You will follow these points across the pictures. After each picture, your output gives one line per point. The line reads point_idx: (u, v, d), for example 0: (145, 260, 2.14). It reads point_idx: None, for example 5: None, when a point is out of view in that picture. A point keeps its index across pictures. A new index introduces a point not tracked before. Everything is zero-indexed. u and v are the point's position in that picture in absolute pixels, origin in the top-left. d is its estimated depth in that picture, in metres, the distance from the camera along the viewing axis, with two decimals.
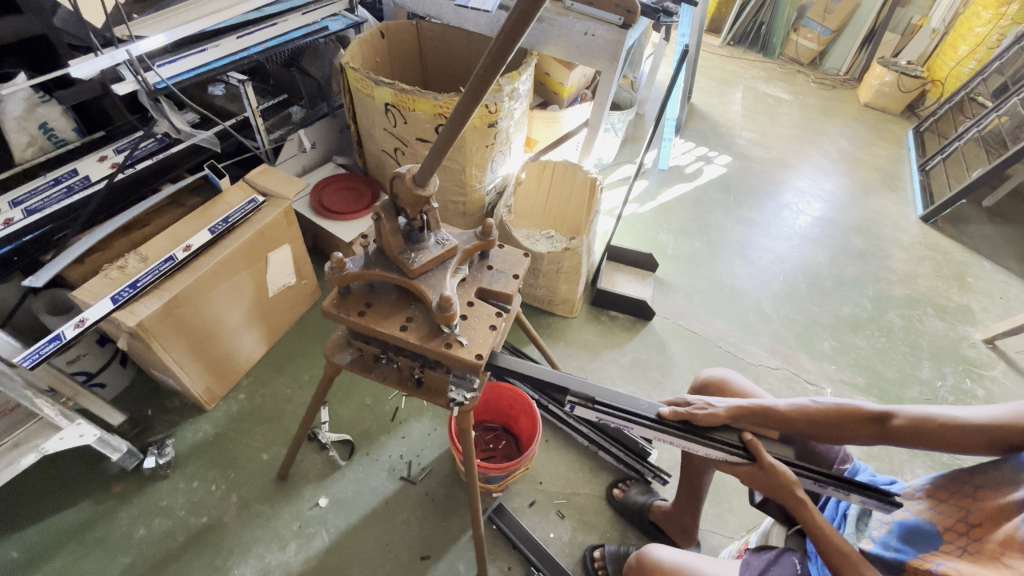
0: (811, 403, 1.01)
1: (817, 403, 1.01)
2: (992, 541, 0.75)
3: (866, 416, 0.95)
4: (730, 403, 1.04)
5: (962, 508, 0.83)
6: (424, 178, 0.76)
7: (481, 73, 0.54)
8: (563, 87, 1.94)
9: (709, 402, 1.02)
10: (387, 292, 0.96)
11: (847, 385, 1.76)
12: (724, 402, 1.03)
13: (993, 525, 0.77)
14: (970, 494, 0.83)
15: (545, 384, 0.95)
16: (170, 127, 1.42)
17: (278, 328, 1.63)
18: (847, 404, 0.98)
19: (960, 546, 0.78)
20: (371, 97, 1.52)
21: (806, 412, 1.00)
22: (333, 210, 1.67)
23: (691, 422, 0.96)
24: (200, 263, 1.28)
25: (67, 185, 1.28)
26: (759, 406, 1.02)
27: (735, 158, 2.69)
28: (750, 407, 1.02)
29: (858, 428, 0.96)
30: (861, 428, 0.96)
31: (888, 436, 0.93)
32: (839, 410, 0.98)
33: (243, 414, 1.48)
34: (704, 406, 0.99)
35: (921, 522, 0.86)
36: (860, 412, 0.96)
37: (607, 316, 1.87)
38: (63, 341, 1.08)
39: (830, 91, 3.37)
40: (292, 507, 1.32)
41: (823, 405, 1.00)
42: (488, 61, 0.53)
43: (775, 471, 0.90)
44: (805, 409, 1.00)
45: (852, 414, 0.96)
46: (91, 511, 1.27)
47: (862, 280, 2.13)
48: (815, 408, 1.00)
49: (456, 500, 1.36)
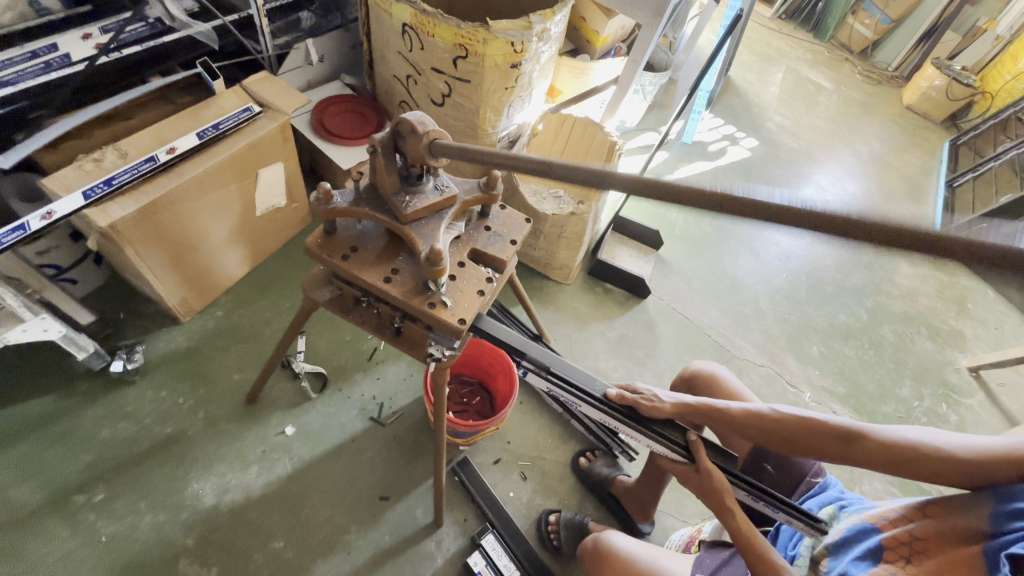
0: (768, 410, 0.98)
1: (776, 411, 0.97)
2: (941, 562, 0.74)
3: (834, 433, 0.91)
4: (682, 397, 1.01)
5: (910, 520, 0.81)
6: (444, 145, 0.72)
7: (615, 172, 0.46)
8: (598, 36, 1.79)
9: (659, 391, 1.01)
10: (376, 236, 0.90)
11: (827, 392, 1.76)
12: (675, 395, 1.01)
13: (944, 544, 0.76)
14: (918, 507, 0.82)
15: (505, 345, 0.99)
16: (164, 12, 1.32)
17: (263, 249, 1.56)
18: (815, 419, 0.94)
19: (903, 557, 0.78)
20: (389, 14, 1.39)
21: (764, 419, 0.97)
22: (334, 132, 1.57)
23: (635, 409, 0.98)
24: (184, 168, 1.20)
25: (45, 60, 1.17)
26: (710, 407, 0.99)
27: (763, 143, 2.57)
28: (700, 404, 1.00)
29: (821, 443, 0.92)
30: (825, 443, 0.92)
31: (855, 456, 0.90)
32: (799, 422, 0.95)
33: (219, 331, 1.44)
34: (652, 396, 0.99)
35: (870, 528, 0.85)
36: (825, 427, 0.92)
37: (602, 288, 1.83)
38: (29, 232, 1.02)
39: (874, 86, 3.19)
40: (259, 431, 1.31)
41: (781, 413, 0.97)
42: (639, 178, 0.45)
43: (709, 475, 0.93)
44: (762, 416, 0.97)
45: (820, 429, 0.92)
46: (55, 406, 1.26)
47: (864, 290, 2.09)
48: (773, 414, 0.97)
49: (423, 447, 1.37)
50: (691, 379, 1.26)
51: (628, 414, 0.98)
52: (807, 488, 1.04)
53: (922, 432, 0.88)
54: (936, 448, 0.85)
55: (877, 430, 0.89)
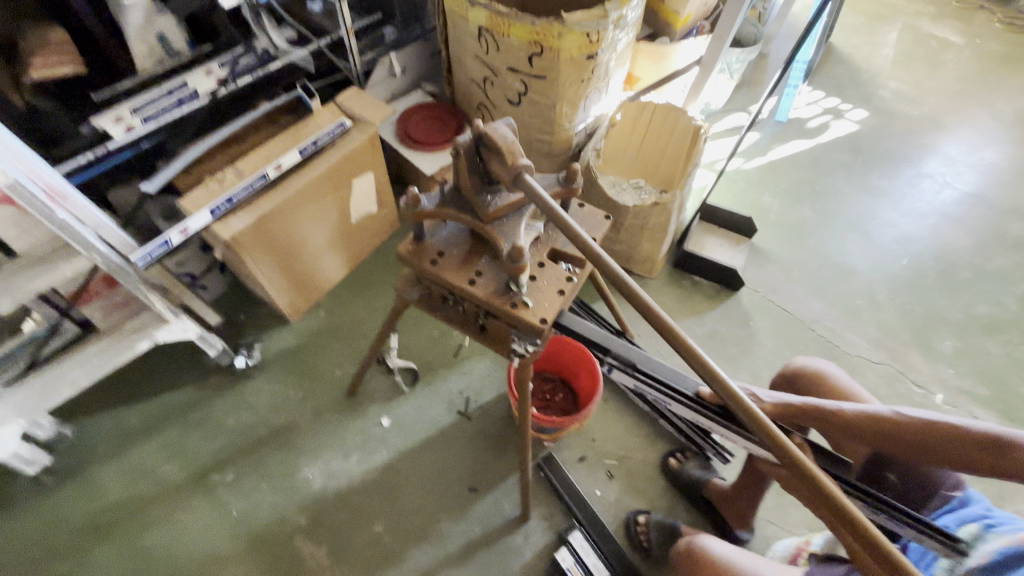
0: (893, 413, 0.90)
1: (901, 414, 0.89)
2: None
3: (980, 443, 0.82)
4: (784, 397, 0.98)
5: None
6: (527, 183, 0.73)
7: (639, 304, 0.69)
8: (677, 17, 1.71)
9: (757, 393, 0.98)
10: (460, 236, 0.93)
11: (964, 394, 1.53)
12: (774, 396, 0.98)
13: None
14: None
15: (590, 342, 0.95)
16: (269, 43, 1.48)
17: (357, 253, 1.68)
18: (954, 425, 0.85)
19: None
20: (465, 20, 1.42)
21: (888, 424, 0.90)
22: (417, 139, 1.64)
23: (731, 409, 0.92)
24: (289, 184, 1.32)
25: (176, 95, 1.34)
26: (817, 408, 0.94)
27: (874, 113, 2.28)
28: (806, 405, 0.95)
29: (965, 454, 0.83)
30: (969, 453, 0.83)
31: (1010, 470, 0.80)
32: (932, 427, 0.86)
33: (321, 330, 1.58)
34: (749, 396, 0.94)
35: None
36: (967, 436, 0.83)
37: (689, 281, 1.73)
38: (170, 247, 1.18)
39: (1021, 34, 2.70)
40: (358, 422, 1.42)
41: (908, 417, 0.88)
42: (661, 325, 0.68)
43: None
44: (885, 420, 0.90)
45: (961, 438, 0.84)
46: (193, 396, 1.45)
47: (1011, 276, 1.78)
48: (900, 419, 0.89)
49: (508, 442, 1.39)
50: (791, 378, 1.16)
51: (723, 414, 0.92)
52: (942, 502, 0.91)
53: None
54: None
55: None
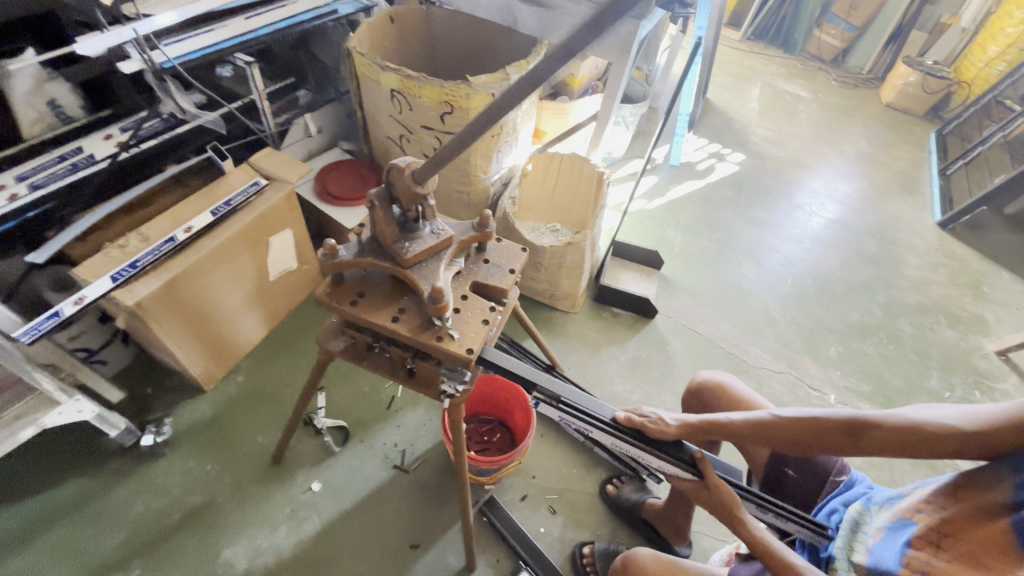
0: (772, 415, 0.96)
1: (777, 414, 0.96)
2: (969, 546, 0.74)
3: (839, 428, 0.90)
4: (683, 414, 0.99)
5: (939, 507, 0.80)
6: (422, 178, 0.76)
7: (529, 78, 0.51)
8: (574, 78, 1.91)
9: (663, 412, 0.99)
10: (380, 281, 0.95)
11: (851, 392, 1.73)
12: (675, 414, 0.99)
13: (971, 524, 0.76)
14: (947, 492, 0.81)
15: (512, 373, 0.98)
16: (175, 107, 1.45)
17: (278, 312, 1.63)
18: (818, 414, 0.92)
19: (933, 544, 0.77)
20: (377, 83, 1.50)
21: (764, 423, 0.96)
22: (336, 195, 1.66)
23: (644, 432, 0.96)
24: (202, 244, 1.29)
25: (72, 162, 1.29)
26: (710, 422, 0.98)
27: (749, 156, 2.64)
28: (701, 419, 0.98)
29: (828, 439, 0.91)
30: (832, 439, 0.91)
31: (864, 447, 0.89)
32: (803, 420, 0.93)
33: (241, 397, 1.49)
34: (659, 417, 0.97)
35: (904, 521, 0.83)
36: (830, 424, 0.91)
37: (609, 313, 1.85)
38: (62, 318, 1.09)
39: (851, 90, 3.28)
40: (285, 490, 1.33)
41: (784, 415, 0.95)
42: (563, 48, 0.48)
43: (718, 491, 0.92)
44: (764, 422, 0.96)
45: (824, 425, 0.91)
46: (87, 487, 1.29)
47: (874, 286, 2.09)
48: (777, 419, 0.95)
49: (447, 491, 1.36)
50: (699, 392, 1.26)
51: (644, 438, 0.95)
52: (831, 488, 1.03)
53: (925, 411, 0.88)
54: (942, 424, 0.84)
55: (881, 416, 0.88)
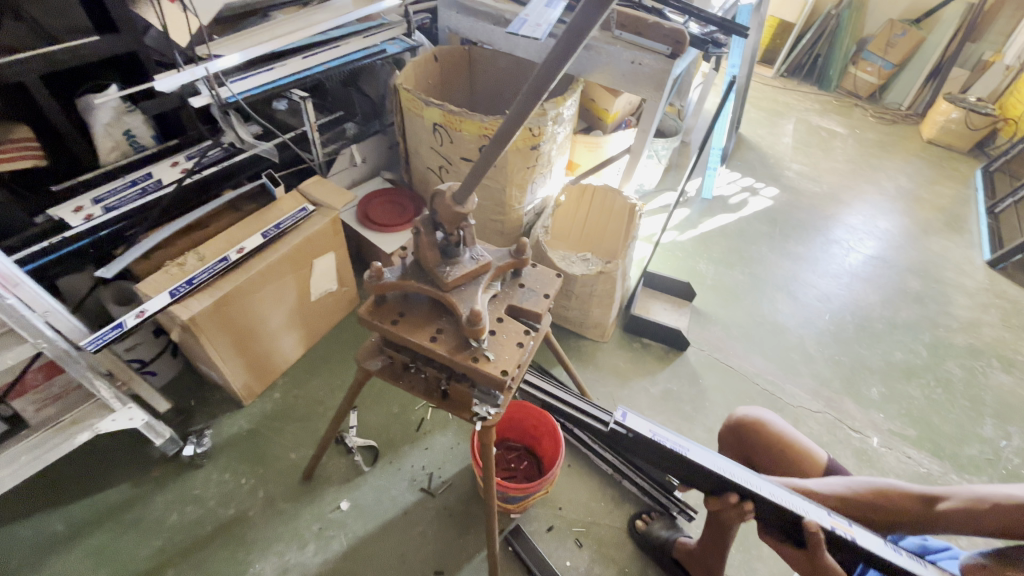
0: (853, 486, 1.06)
1: (853, 485, 1.06)
2: None
3: (910, 496, 1.00)
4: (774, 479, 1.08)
5: None
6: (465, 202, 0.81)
7: (536, 82, 0.56)
8: (608, 113, 1.96)
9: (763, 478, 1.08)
10: (420, 303, 0.99)
11: (897, 436, 1.65)
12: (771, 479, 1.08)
13: None
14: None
15: None
16: (236, 137, 1.52)
17: (316, 332, 1.69)
18: (891, 485, 1.03)
19: None
20: (421, 117, 1.59)
21: (845, 494, 1.05)
22: (377, 222, 1.74)
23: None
24: (252, 264, 1.36)
25: (142, 187, 1.39)
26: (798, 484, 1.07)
27: (783, 190, 2.62)
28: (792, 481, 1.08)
29: (901, 509, 1.00)
30: (902, 507, 1.00)
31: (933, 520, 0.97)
32: (877, 490, 1.03)
33: (277, 413, 1.54)
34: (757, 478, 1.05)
35: None
36: (903, 493, 1.01)
37: (639, 344, 1.84)
38: (125, 329, 1.17)
39: (890, 126, 3.24)
40: (315, 508, 1.35)
41: (863, 485, 1.05)
42: (560, 47, 0.52)
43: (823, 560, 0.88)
44: (845, 492, 1.05)
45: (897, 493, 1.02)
46: (130, 493, 1.34)
47: (918, 325, 2.01)
48: (852, 489, 1.06)
49: (474, 517, 1.36)
50: (735, 426, 1.26)
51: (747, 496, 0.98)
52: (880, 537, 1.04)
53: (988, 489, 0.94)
54: (1005, 496, 0.90)
55: (950, 491, 0.97)
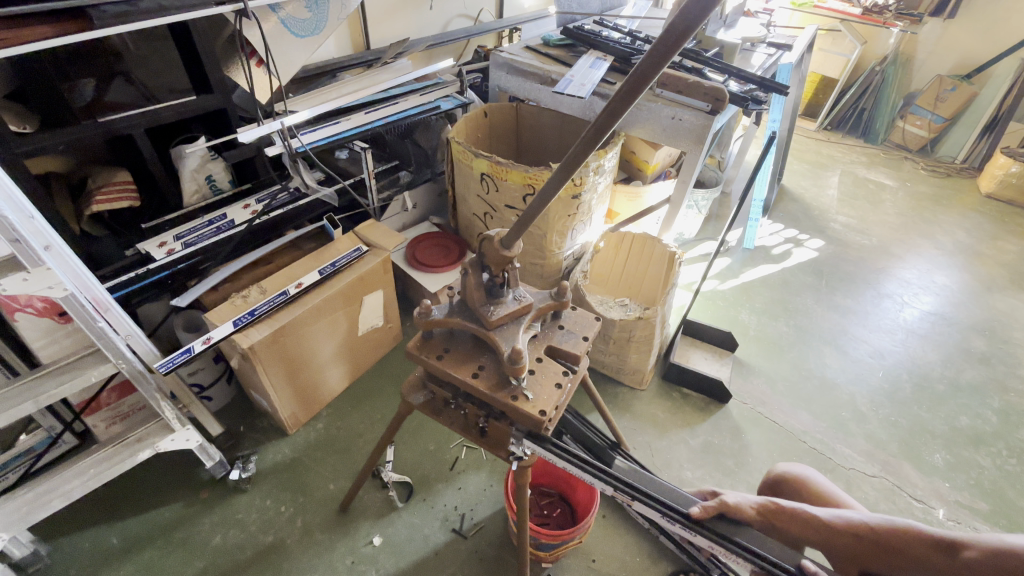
0: (862, 520, 0.97)
1: (865, 519, 0.97)
2: None
3: (931, 540, 0.91)
4: (754, 496, 1.00)
5: None
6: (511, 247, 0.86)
7: (611, 107, 0.57)
8: (648, 164, 2.03)
9: (743, 495, 0.98)
10: (464, 340, 1.03)
11: (965, 509, 1.51)
12: (753, 497, 0.99)
13: None
14: None
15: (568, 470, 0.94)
16: (302, 182, 1.70)
17: (360, 366, 1.76)
18: (909, 525, 0.94)
19: None
20: (469, 167, 1.70)
21: (853, 526, 0.96)
22: (424, 263, 1.83)
23: (728, 514, 0.91)
24: (308, 299, 1.46)
25: (217, 225, 1.54)
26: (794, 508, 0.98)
27: (829, 242, 2.57)
28: (780, 504, 0.99)
29: (919, 552, 0.90)
30: (922, 551, 0.90)
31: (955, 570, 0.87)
32: (893, 528, 0.94)
33: (319, 443, 1.59)
34: (736, 498, 0.96)
35: None
36: (922, 535, 0.92)
37: (679, 394, 1.80)
38: (192, 354, 1.27)
39: (944, 179, 3.15)
40: (349, 541, 1.36)
41: (876, 520, 0.96)
42: (640, 69, 0.52)
43: None
44: (853, 523, 0.97)
45: (916, 535, 0.92)
46: (179, 513, 1.41)
47: (984, 388, 1.87)
48: (865, 524, 0.96)
49: (504, 564, 1.33)
50: (775, 484, 1.22)
51: (728, 524, 0.90)
52: None
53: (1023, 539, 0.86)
54: None
55: (977, 538, 0.88)
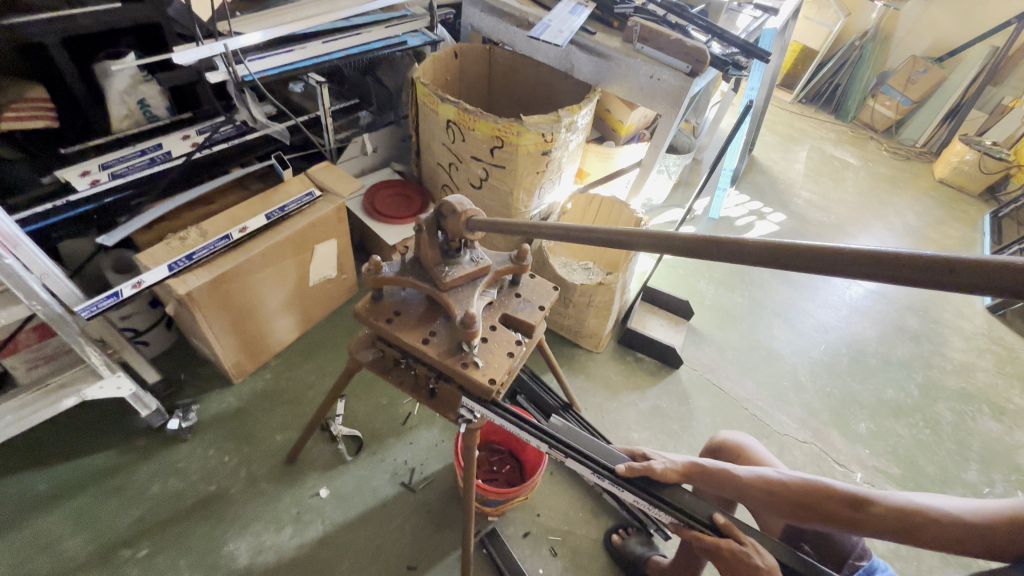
0: (778, 477, 1.00)
1: (783, 475, 1.00)
2: None
3: (843, 498, 0.93)
4: (678, 458, 1.04)
5: None
6: (480, 221, 0.83)
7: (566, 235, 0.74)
8: (622, 125, 1.97)
9: (669, 458, 1.01)
10: (417, 302, 0.99)
11: (880, 473, 1.65)
12: (678, 459, 1.03)
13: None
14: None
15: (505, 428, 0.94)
16: (248, 116, 1.52)
17: (311, 317, 1.69)
18: (822, 481, 0.96)
19: None
20: (435, 113, 1.59)
21: (769, 482, 0.99)
22: (383, 212, 1.74)
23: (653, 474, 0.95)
24: (252, 244, 1.36)
25: (150, 156, 1.40)
26: (715, 467, 1.02)
27: (790, 217, 2.61)
28: (702, 464, 1.03)
29: (831, 508, 0.93)
30: (833, 508, 0.93)
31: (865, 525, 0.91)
32: (808, 485, 0.97)
33: (266, 393, 1.54)
34: (663, 461, 0.97)
35: None
36: (835, 492, 0.94)
37: (633, 358, 1.84)
38: (120, 299, 1.16)
39: (903, 162, 3.23)
40: (295, 492, 1.35)
41: (791, 477, 0.99)
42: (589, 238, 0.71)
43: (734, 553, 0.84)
44: (767, 480, 1.00)
45: (827, 491, 0.95)
46: (114, 461, 1.35)
47: (912, 364, 2.01)
48: (782, 481, 0.99)
49: (451, 517, 1.36)
50: (716, 451, 1.27)
51: (652, 483, 0.93)
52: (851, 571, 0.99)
53: (927, 496, 0.89)
54: (941, 511, 0.86)
55: (886, 495, 0.91)
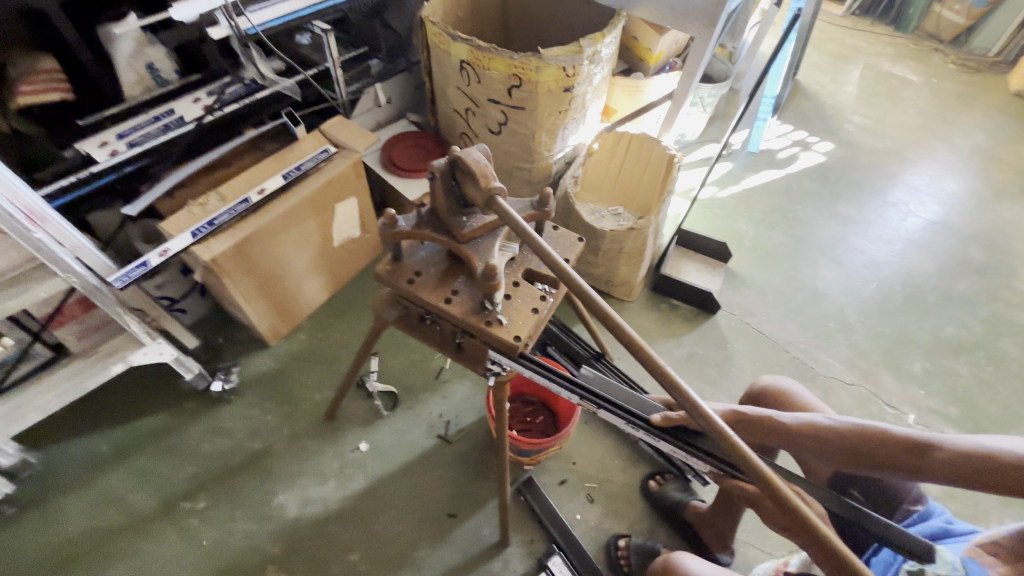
0: (827, 423, 0.95)
1: (833, 420, 0.94)
2: None
3: (899, 444, 0.87)
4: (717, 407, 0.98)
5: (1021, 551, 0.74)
6: (501, 202, 0.76)
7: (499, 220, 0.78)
8: (651, 54, 1.80)
9: None
10: (436, 259, 0.95)
11: (936, 414, 1.56)
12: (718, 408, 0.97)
13: None
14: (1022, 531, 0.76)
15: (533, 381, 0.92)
16: (257, 73, 1.48)
17: (339, 277, 1.69)
18: (877, 427, 0.90)
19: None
20: (447, 54, 1.48)
21: (817, 429, 0.95)
22: (402, 166, 1.68)
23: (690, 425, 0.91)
24: (272, 207, 1.34)
25: (164, 123, 1.37)
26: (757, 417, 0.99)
27: (839, 145, 2.39)
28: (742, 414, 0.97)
29: (886, 454, 0.88)
30: (888, 454, 0.88)
31: (925, 470, 0.85)
32: (861, 431, 0.91)
33: (301, 354, 1.57)
34: None
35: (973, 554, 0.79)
36: (891, 438, 0.88)
37: (667, 304, 1.77)
38: (149, 268, 1.17)
39: (973, 74, 2.88)
40: (335, 447, 1.40)
41: (841, 424, 0.93)
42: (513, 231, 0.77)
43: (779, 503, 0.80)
44: (815, 427, 0.95)
45: (882, 436, 0.89)
46: (165, 423, 1.42)
47: (975, 299, 1.85)
48: (831, 427, 0.94)
49: (487, 467, 1.38)
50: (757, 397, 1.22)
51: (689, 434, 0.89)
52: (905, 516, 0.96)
53: (1001, 440, 0.81)
54: (1018, 454, 0.78)
55: (951, 439, 0.84)
